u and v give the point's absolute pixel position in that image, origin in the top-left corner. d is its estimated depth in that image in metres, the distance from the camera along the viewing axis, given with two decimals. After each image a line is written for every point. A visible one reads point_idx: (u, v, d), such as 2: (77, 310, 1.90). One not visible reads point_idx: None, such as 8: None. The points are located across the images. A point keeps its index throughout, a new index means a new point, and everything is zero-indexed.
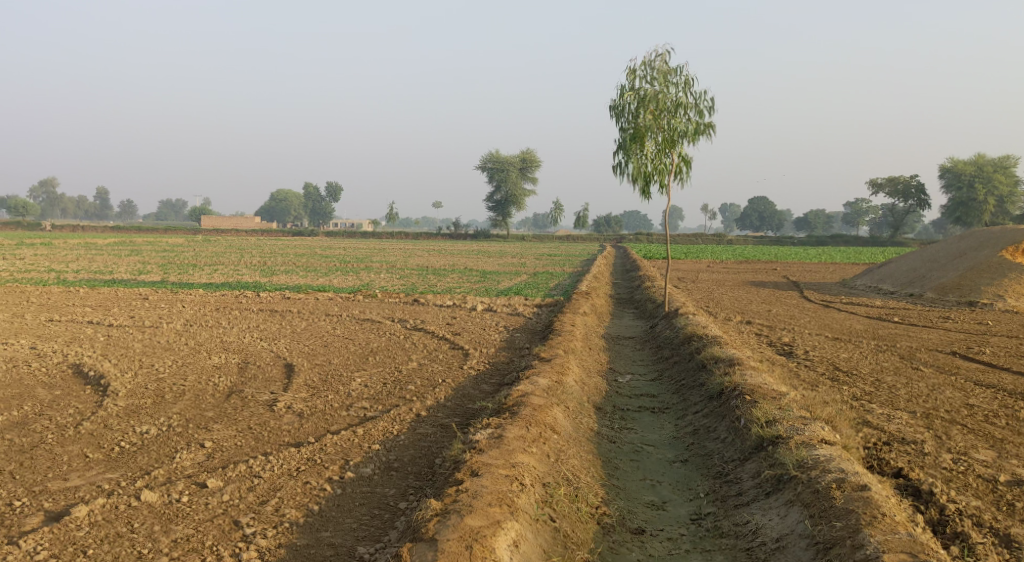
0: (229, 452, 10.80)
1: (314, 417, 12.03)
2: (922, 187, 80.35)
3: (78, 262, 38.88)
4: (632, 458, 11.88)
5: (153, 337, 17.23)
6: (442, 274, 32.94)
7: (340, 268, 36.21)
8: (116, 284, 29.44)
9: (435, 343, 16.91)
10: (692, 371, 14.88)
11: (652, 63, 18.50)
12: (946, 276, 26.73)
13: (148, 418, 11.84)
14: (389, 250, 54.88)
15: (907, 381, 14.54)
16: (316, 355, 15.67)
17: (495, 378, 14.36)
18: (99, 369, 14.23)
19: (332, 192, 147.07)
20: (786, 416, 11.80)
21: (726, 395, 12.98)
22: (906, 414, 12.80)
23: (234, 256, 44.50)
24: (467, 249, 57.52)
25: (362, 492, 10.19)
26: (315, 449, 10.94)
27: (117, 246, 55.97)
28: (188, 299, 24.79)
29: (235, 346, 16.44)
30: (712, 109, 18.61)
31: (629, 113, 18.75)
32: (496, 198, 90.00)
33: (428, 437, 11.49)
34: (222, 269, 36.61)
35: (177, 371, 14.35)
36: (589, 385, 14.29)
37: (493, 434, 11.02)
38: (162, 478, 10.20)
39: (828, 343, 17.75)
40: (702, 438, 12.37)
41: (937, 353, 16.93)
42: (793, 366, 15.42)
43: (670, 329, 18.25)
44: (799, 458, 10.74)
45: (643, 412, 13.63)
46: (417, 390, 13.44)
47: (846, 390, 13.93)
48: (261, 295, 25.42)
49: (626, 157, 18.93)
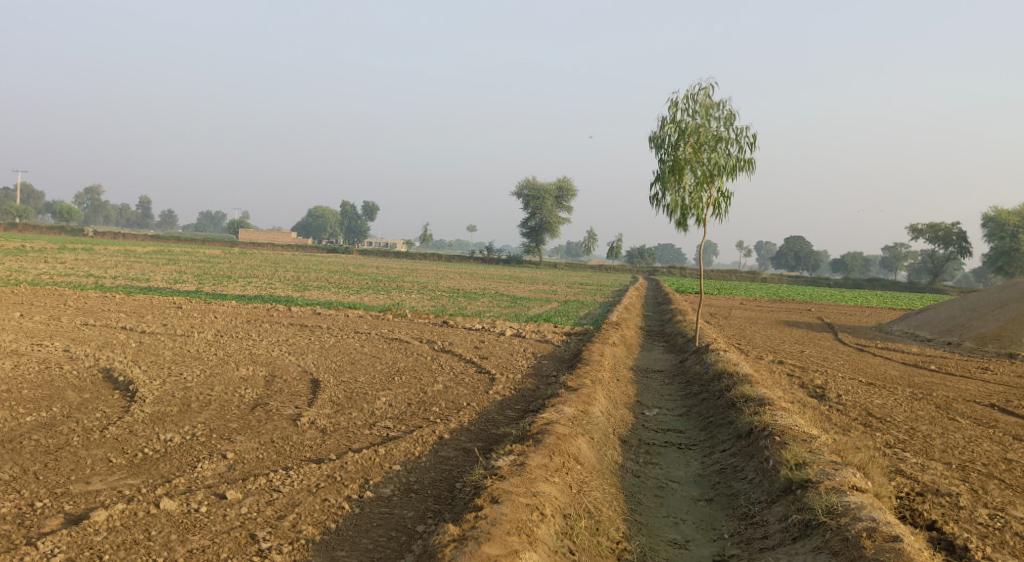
0: (250, 465, 10.75)
1: (337, 434, 11.97)
2: (963, 234, 79.19)
3: (117, 269, 39.44)
4: (656, 494, 11.67)
5: (184, 346, 17.31)
6: (473, 298, 32.95)
7: (372, 286, 36.35)
8: (152, 291, 29.76)
9: (463, 366, 16.82)
10: (721, 409, 14.65)
11: (695, 96, 18.40)
12: (986, 326, 26.27)
13: (172, 426, 11.84)
14: (423, 271, 54.96)
15: (943, 432, 14.19)
16: (342, 372, 15.63)
17: (521, 404, 14.23)
18: (129, 375, 14.31)
19: (369, 211, 148.12)
20: (816, 460, 11.54)
21: (755, 435, 12.75)
22: (942, 465, 12.50)
23: (269, 271, 44.83)
24: (501, 274, 57.51)
25: (380, 512, 10.08)
26: (336, 466, 10.86)
27: (156, 254, 56.68)
28: (221, 309, 24.97)
29: (263, 359, 16.46)
30: (753, 145, 18.46)
31: (669, 145, 18.65)
32: (530, 225, 90.06)
33: (449, 461, 11.38)
34: (256, 282, 36.89)
35: (205, 380, 14.38)
36: (616, 417, 14.11)
37: (515, 461, 10.88)
38: (182, 486, 10.16)
39: (862, 387, 17.41)
40: (729, 477, 12.13)
41: (975, 404, 16.53)
42: (825, 410, 15.12)
43: (701, 364, 18.02)
44: (829, 504, 10.51)
45: (670, 447, 13.42)
46: (441, 412, 13.34)
47: (879, 437, 13.64)
48: (292, 309, 25.53)
49: (664, 190, 18.82)
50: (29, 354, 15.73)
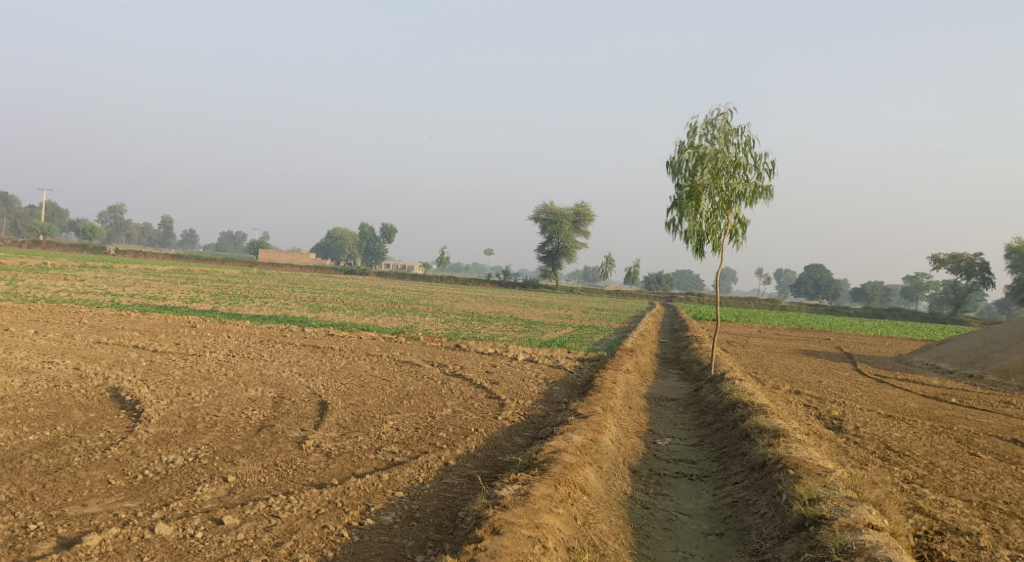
0: (251, 489, 10.58)
1: (341, 458, 11.79)
2: (985, 264, 78.43)
3: (135, 287, 39.66)
4: (665, 527, 11.41)
5: (194, 366, 17.20)
6: (488, 321, 32.80)
7: (388, 308, 36.29)
8: (168, 310, 29.79)
9: (473, 391, 16.61)
10: (735, 439, 14.39)
11: (714, 121, 18.23)
12: (1008, 359, 25.82)
13: (175, 447, 11.69)
14: (439, 294, 54.81)
15: (964, 467, 13.87)
16: (351, 395, 15.46)
17: (529, 431, 14.02)
18: (136, 395, 14.20)
19: (387, 233, 148.47)
20: (831, 495, 11.26)
21: (768, 467, 12.49)
22: (962, 502, 12.19)
23: (287, 291, 44.86)
24: (517, 299, 57.27)
25: (380, 541, 9.87)
26: (338, 492, 10.66)
27: (174, 272, 56.78)
28: (234, 329, 24.90)
29: (273, 380, 16.35)
30: (771, 171, 18.23)
31: (687, 170, 18.47)
32: (547, 249, 89.87)
33: (453, 488, 11.16)
34: (272, 302, 36.87)
35: (213, 401, 14.25)
36: (626, 446, 13.87)
37: (519, 490, 10.63)
38: (179, 510, 10.01)
39: (880, 420, 17.08)
40: (740, 510, 11.86)
41: (997, 439, 16.16)
42: (841, 443, 14.80)
43: (714, 394, 17.75)
44: (843, 542, 10.25)
45: (680, 478, 13.16)
46: (448, 437, 13.14)
47: (897, 471, 13.34)
48: (306, 330, 25.42)
49: (680, 216, 18.64)
50: (39, 372, 15.68)
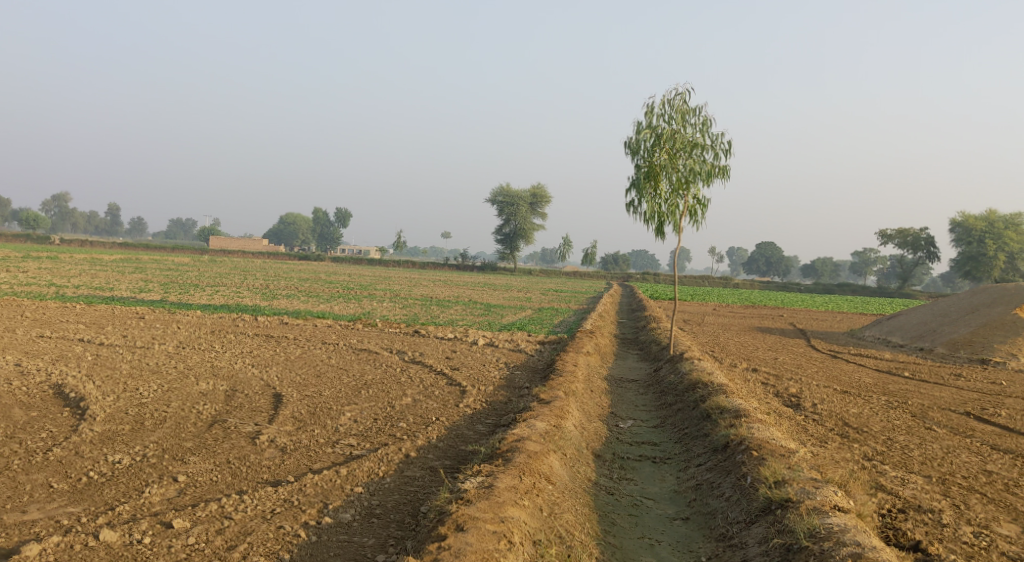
0: (202, 489, 10.17)
1: (297, 453, 11.41)
2: (930, 239, 79.67)
3: (80, 277, 38.54)
4: (631, 513, 11.22)
5: (142, 359, 16.61)
6: (445, 306, 32.42)
7: (342, 294, 35.70)
8: (115, 301, 28.93)
9: (433, 378, 16.27)
10: (696, 420, 14.24)
11: (671, 101, 18.02)
12: (957, 331, 26.06)
13: (122, 447, 11.22)
14: (395, 278, 54.16)
15: (921, 442, 13.88)
16: (307, 386, 15.03)
17: (491, 419, 13.75)
18: (81, 391, 13.63)
19: (341, 218, 146.99)
20: (796, 477, 11.13)
21: (731, 449, 12.35)
22: (922, 478, 12.16)
23: (238, 278, 44.00)
24: (473, 282, 57.00)
25: (339, 540, 9.55)
26: (294, 489, 10.30)
27: (119, 262, 55.30)
28: (184, 320, 24.24)
29: (225, 372, 15.88)
30: (729, 151, 18.07)
31: (645, 150, 18.26)
32: (503, 231, 89.57)
33: (414, 481, 10.85)
34: (224, 290, 36.07)
35: (163, 396, 13.75)
36: (589, 430, 13.65)
37: (483, 483, 10.34)
38: (126, 514, 9.58)
39: (836, 396, 17.09)
40: (705, 494, 11.70)
41: (951, 413, 16.23)
42: (800, 421, 14.74)
43: (674, 374, 17.62)
44: (811, 527, 10.13)
45: (644, 461, 12.99)
46: (409, 428, 12.81)
47: (857, 449, 13.29)
48: (259, 319, 24.83)
49: (639, 196, 18.43)
50: None
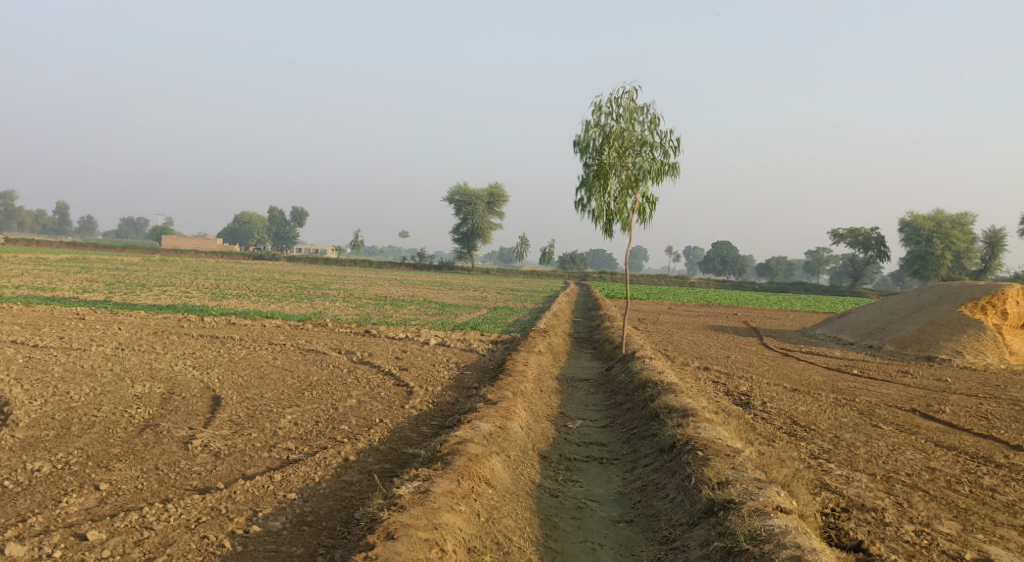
0: (125, 497, 9.75)
1: (231, 458, 11.01)
2: (880, 238, 80.85)
3: (22, 277, 37.54)
4: (574, 516, 10.99)
5: (77, 361, 16.06)
6: (398, 305, 32.06)
7: (294, 294, 35.19)
8: (56, 301, 28.11)
9: (380, 379, 15.91)
10: (644, 420, 14.04)
11: (619, 99, 17.87)
12: (905, 329, 26.24)
13: (43, 453, 10.76)
14: (349, 278, 53.57)
15: (867, 439, 13.84)
16: (248, 388, 14.59)
17: (437, 420, 13.42)
18: (7, 395, 13.09)
19: (296, 216, 145.55)
20: (740, 477, 10.99)
21: (677, 449, 12.17)
22: (866, 476, 12.09)
23: (187, 279, 43.21)
24: (429, 281, 56.70)
25: (266, 550, 9.21)
26: (222, 497, 9.91)
27: (64, 260, 54.01)
28: (126, 321, 23.59)
29: (163, 374, 15.38)
30: (677, 149, 17.95)
31: (593, 149, 18.08)
32: (460, 231, 89.21)
33: (351, 487, 10.52)
34: (172, 290, 35.28)
35: (94, 400, 13.24)
36: (536, 431, 13.40)
37: (419, 488, 10.04)
38: (39, 526, 9.18)
39: (786, 394, 17.03)
40: (649, 496, 11.51)
41: (897, 410, 16.25)
42: (749, 419, 14.62)
43: (625, 373, 17.45)
44: (752, 529, 9.98)
45: (590, 463, 12.77)
46: (350, 431, 12.45)
47: (803, 447, 13.20)
48: (206, 319, 24.31)
49: (588, 195, 18.24)
50: None
